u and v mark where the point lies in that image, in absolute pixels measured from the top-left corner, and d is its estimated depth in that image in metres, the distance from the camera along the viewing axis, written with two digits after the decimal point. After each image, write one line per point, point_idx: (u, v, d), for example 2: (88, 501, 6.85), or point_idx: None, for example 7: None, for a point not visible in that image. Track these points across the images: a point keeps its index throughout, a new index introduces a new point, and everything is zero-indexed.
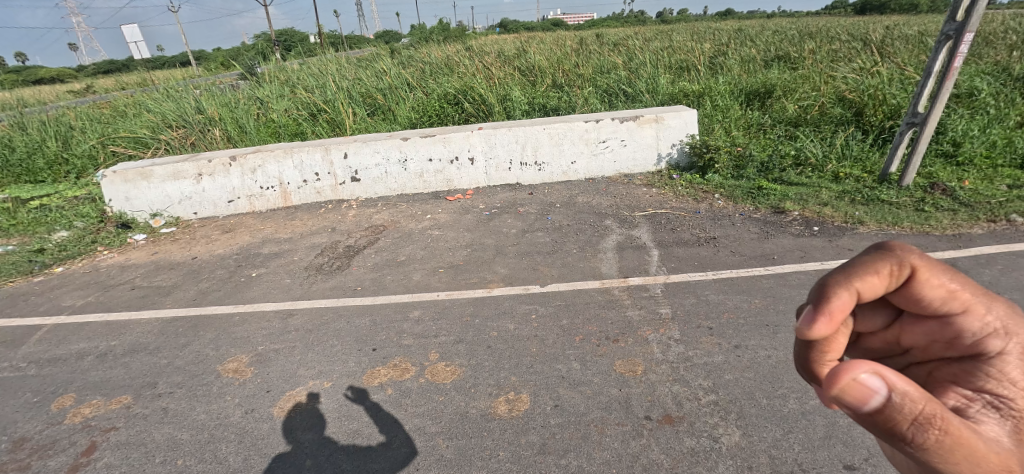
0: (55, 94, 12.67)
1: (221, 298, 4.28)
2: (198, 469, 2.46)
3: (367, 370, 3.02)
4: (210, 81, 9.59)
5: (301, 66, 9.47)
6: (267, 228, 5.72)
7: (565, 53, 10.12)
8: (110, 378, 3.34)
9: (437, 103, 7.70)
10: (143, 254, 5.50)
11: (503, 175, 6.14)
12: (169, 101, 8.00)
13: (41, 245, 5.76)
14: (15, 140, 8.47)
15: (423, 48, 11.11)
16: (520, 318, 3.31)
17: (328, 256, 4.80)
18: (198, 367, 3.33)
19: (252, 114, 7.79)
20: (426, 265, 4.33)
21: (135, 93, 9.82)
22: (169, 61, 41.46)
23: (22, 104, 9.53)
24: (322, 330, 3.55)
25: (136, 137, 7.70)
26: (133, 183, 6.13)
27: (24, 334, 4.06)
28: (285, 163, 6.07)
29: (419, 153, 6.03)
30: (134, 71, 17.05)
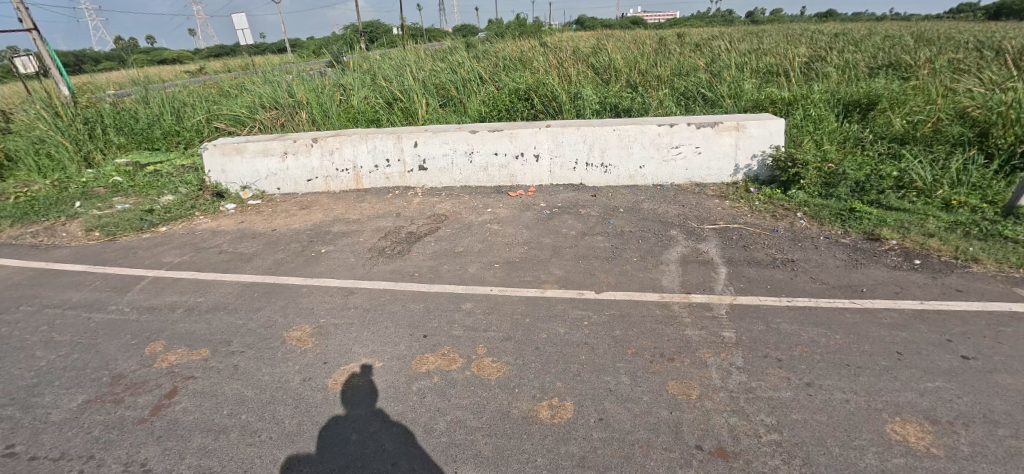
0: (174, 73, 14.25)
1: (293, 270, 4.58)
2: (257, 426, 2.65)
3: (416, 356, 3.10)
4: (302, 67, 10.29)
5: (382, 57, 9.92)
6: (338, 208, 6.05)
7: (643, 53, 9.77)
8: (194, 331, 3.69)
9: (508, 98, 7.73)
10: (232, 222, 6.03)
11: (568, 175, 6.05)
12: (265, 85, 8.70)
13: (151, 206, 6.50)
14: (139, 112, 9.62)
15: (499, 43, 11.22)
16: (572, 323, 3.24)
17: (391, 240, 4.98)
18: (267, 332, 3.59)
19: (335, 100, 8.27)
20: (482, 259, 4.36)
21: (239, 75, 10.77)
22: (269, 47, 45.40)
23: (148, 81, 10.81)
24: (379, 311, 3.69)
25: (235, 115, 8.46)
26: (229, 157, 6.73)
27: (131, 283, 4.60)
28: (360, 148, 6.38)
29: (485, 147, 6.09)
30: (239, 56, 18.81)
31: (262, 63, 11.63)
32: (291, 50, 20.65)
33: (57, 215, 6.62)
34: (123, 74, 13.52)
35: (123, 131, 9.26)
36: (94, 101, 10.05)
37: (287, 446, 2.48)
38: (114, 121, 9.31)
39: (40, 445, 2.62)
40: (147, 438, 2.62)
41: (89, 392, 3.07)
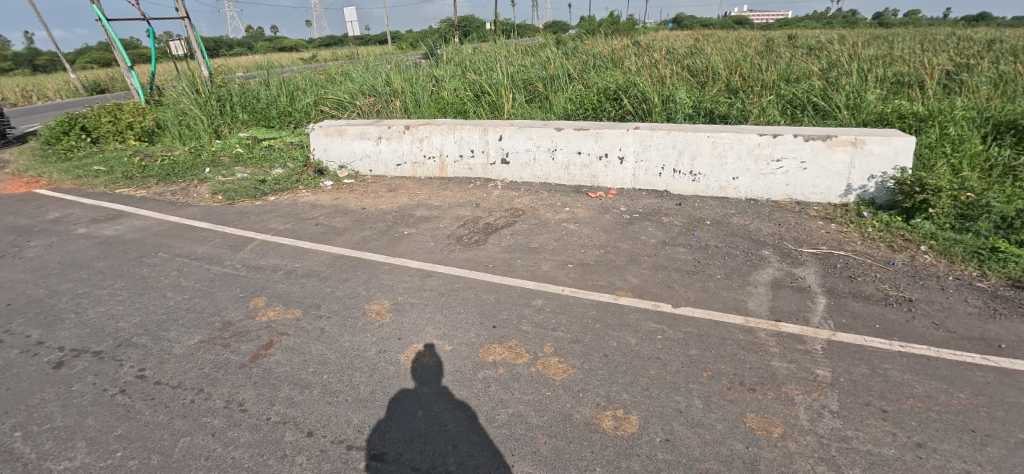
0: (290, 59, 15.77)
1: (377, 247, 4.89)
2: (336, 388, 2.88)
3: (484, 345, 3.17)
4: (400, 57, 10.88)
5: (474, 51, 10.20)
6: (423, 193, 6.34)
7: (745, 55, 9.09)
8: (289, 292, 4.08)
9: (596, 96, 7.54)
10: (328, 198, 6.56)
11: (652, 180, 5.83)
12: (367, 73, 9.33)
13: (264, 177, 7.27)
14: (261, 91, 10.78)
15: (589, 40, 11.05)
16: (644, 335, 3.12)
17: (468, 229, 5.13)
18: (350, 302, 3.87)
19: (427, 90, 8.66)
20: (556, 258, 4.35)
21: (344, 63, 11.65)
22: (373, 39, 48.74)
23: (270, 65, 12.09)
24: (452, 296, 3.82)
25: (338, 100, 9.19)
26: (331, 138, 7.34)
27: (242, 244, 5.19)
28: (448, 138, 6.63)
29: (569, 145, 6.04)
30: (345, 47, 20.41)
31: (365, 52, 12.48)
32: (390, 42, 22.01)
33: (191, 178, 7.68)
34: (250, 59, 15.24)
35: (246, 109, 10.43)
36: (227, 81, 11.43)
37: (361, 411, 2.68)
38: (240, 100, 10.52)
39: (164, 372, 3.11)
40: (246, 382, 2.98)
41: (203, 334, 3.53)
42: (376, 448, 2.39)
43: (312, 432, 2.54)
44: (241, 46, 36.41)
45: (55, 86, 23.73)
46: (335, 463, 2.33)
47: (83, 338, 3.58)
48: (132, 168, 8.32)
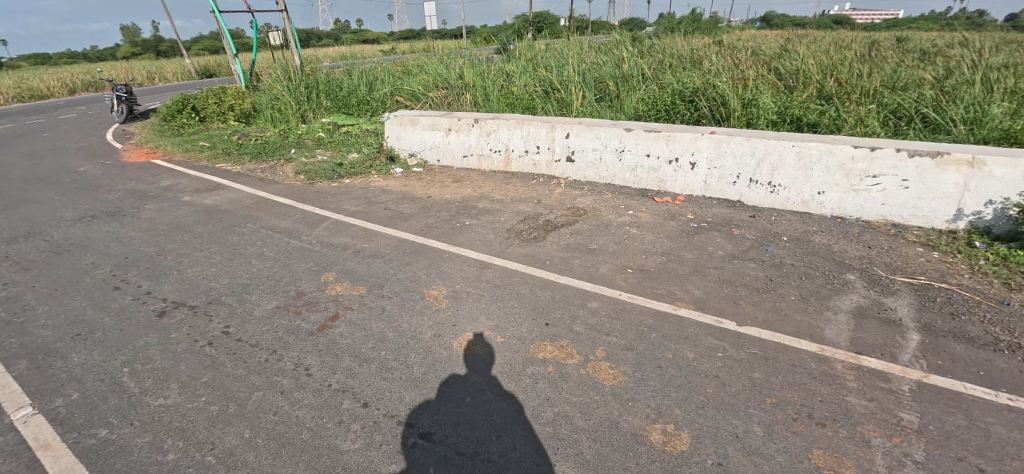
0: (372, 51, 16.60)
1: (439, 235, 5.04)
2: (392, 365, 3.03)
3: (535, 341, 3.18)
4: (474, 52, 11.10)
5: (547, 47, 10.18)
6: (486, 186, 6.44)
7: (843, 58, 8.31)
8: (357, 270, 4.33)
9: (669, 97, 7.17)
10: (397, 184, 6.86)
11: (725, 188, 5.52)
12: (442, 66, 9.62)
13: (342, 161, 7.75)
14: (343, 79, 11.45)
15: (667, 39, 10.63)
16: (704, 351, 2.98)
17: (529, 225, 5.15)
18: (411, 285, 4.04)
19: (498, 85, 8.76)
20: (616, 261, 4.24)
21: (421, 56, 12.08)
22: (449, 33, 50.11)
23: (354, 56, 12.80)
24: (507, 290, 3.87)
25: (413, 91, 9.56)
26: (404, 127, 7.67)
27: (318, 221, 5.57)
28: (515, 133, 6.69)
29: (638, 146, 5.86)
30: (422, 41, 21.16)
31: (441, 46, 12.87)
32: (465, 37, 22.53)
33: (278, 158, 8.35)
34: (336, 50, 16.25)
35: (330, 96, 11.13)
36: (315, 69, 12.27)
37: (413, 390, 2.80)
38: (325, 87, 11.24)
39: (244, 333, 3.43)
40: (314, 349, 3.22)
41: (279, 301, 3.85)
42: (424, 428, 2.52)
43: (367, 404, 2.72)
44: (329, 38, 38.91)
45: (173, 70, 26.75)
46: (385, 437, 2.48)
47: (182, 293, 4.05)
48: (231, 145, 9.20)
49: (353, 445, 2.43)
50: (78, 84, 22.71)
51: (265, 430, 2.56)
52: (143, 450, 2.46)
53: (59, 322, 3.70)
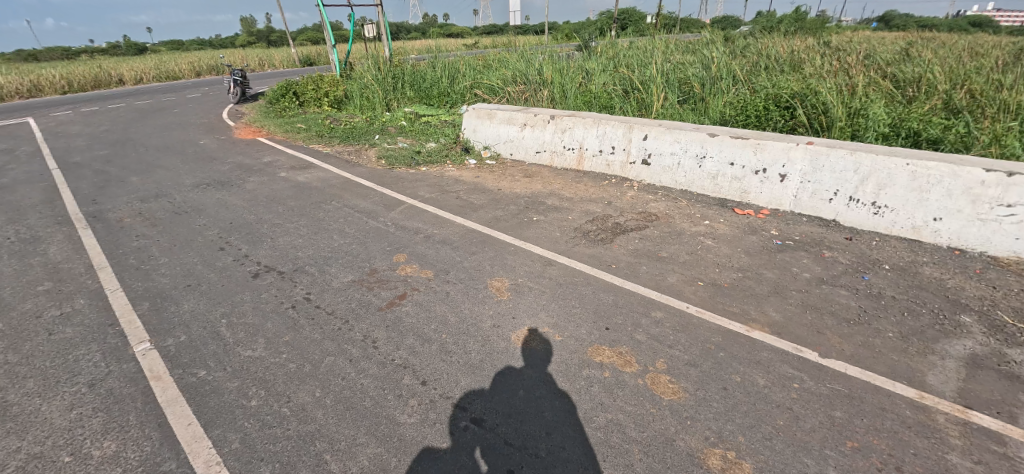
0: (456, 45, 17.12)
1: (506, 228, 5.11)
2: (451, 348, 3.13)
3: (594, 344, 3.14)
4: (555, 48, 11.06)
5: (629, 46, 9.90)
6: (556, 183, 6.42)
7: (978, 67, 7.23)
8: (426, 254, 4.51)
9: (762, 103, 6.62)
10: (470, 175, 7.05)
11: (818, 205, 5.03)
12: (521, 62, 9.69)
13: (420, 149, 8.11)
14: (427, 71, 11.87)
15: (763, 39, 9.89)
16: (777, 378, 2.77)
17: (597, 226, 5.06)
18: (475, 274, 4.14)
19: (576, 83, 8.60)
20: (686, 272, 4.06)
21: (503, 51, 12.25)
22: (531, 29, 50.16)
23: (439, 48, 13.27)
24: (569, 289, 3.84)
25: (491, 86, 9.74)
26: (482, 120, 7.87)
27: (395, 205, 5.87)
28: (590, 132, 6.60)
29: (722, 153, 5.54)
30: (505, 35, 21.42)
31: (523, 42, 12.96)
32: (548, 33, 22.50)
33: (363, 143, 8.91)
34: (423, 43, 16.95)
35: (414, 87, 11.65)
36: (402, 61, 12.88)
37: (469, 376, 2.88)
38: (410, 78, 11.77)
39: (322, 302, 3.72)
40: (381, 324, 3.41)
41: (355, 276, 4.11)
42: (477, 414, 2.59)
43: (425, 382, 2.84)
44: (418, 32, 40.62)
45: (281, 59, 29.36)
46: (439, 417, 2.59)
47: (273, 259, 4.47)
48: (323, 128, 9.96)
49: (410, 419, 2.57)
50: (203, 67, 25.65)
51: (333, 393, 2.78)
52: (232, 394, 2.79)
53: (175, 273, 4.25)
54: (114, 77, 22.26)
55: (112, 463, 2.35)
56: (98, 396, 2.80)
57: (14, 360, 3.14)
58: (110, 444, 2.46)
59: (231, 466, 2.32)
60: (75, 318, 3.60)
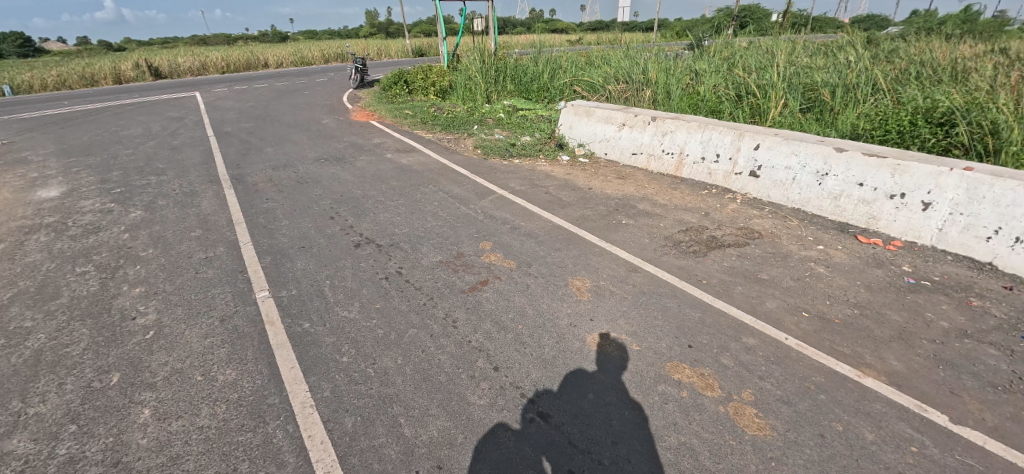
0: (560, 40, 17.09)
1: (592, 228, 5.02)
2: (526, 340, 3.18)
3: (673, 360, 2.99)
4: (663, 47, 10.55)
5: (749, 47, 9.13)
6: (650, 188, 6.16)
7: None
8: (511, 245, 4.60)
9: (907, 116, 5.73)
10: (562, 171, 7.02)
11: (970, 244, 4.17)
12: (626, 59, 9.41)
13: (515, 142, 8.28)
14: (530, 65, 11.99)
15: (918, 43, 8.51)
16: (888, 436, 2.43)
17: (690, 236, 4.78)
18: (557, 270, 4.14)
19: (682, 84, 8.16)
20: (789, 298, 3.67)
21: (607, 48, 11.96)
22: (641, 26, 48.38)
23: (544, 44, 13.34)
24: (652, 298, 3.68)
25: (592, 83, 9.59)
26: (580, 117, 7.81)
27: (486, 194, 6.05)
28: (694, 137, 6.21)
29: (848, 172, 4.87)
30: (612, 32, 20.87)
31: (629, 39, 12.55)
32: (658, 31, 21.51)
33: (462, 132, 9.28)
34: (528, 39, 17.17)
35: (514, 80, 11.82)
36: (507, 54, 13.16)
37: (541, 370, 2.90)
38: (512, 71, 11.95)
39: (411, 277, 3.97)
40: (461, 306, 3.56)
41: (442, 257, 4.33)
42: (544, 408, 2.61)
43: (498, 369, 2.92)
44: (524, 26, 41.10)
45: (397, 49, 31.53)
46: (508, 404, 2.65)
47: (373, 232, 4.85)
48: (427, 116, 10.54)
49: (479, 401, 2.67)
50: (331, 55, 28.42)
51: (413, 363, 2.96)
52: (328, 348, 3.10)
53: (292, 234, 4.81)
54: (261, 60, 25.54)
55: (231, 388, 2.77)
56: (225, 330, 3.28)
57: (170, 290, 3.80)
58: (231, 373, 2.89)
59: (321, 412, 2.60)
60: (215, 262, 4.24)
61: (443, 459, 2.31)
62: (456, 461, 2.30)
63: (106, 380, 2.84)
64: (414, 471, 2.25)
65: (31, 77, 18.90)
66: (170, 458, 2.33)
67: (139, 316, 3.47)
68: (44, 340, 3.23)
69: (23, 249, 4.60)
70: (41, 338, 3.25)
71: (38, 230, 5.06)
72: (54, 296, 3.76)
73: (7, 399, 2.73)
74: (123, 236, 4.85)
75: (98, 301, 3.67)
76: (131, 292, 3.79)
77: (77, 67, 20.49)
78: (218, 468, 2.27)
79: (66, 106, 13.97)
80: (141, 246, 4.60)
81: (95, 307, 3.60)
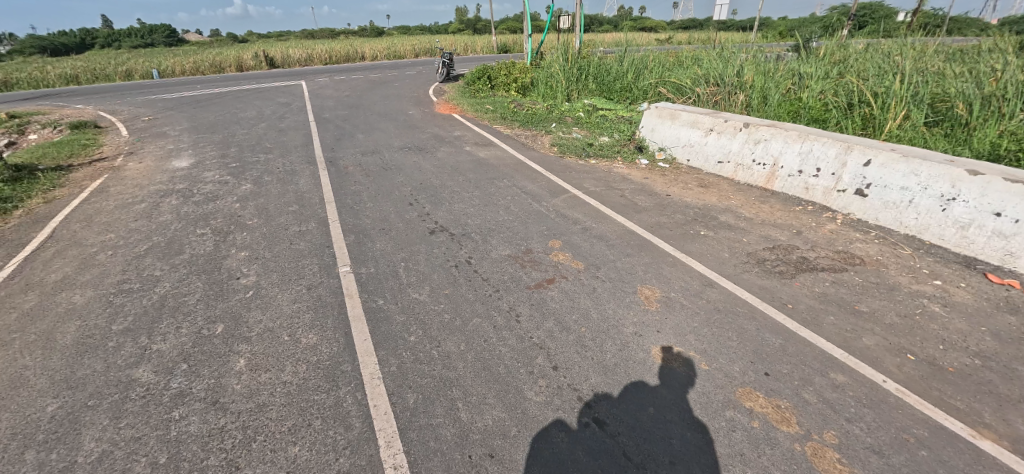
0: (648, 40, 16.48)
1: (667, 236, 4.81)
2: (588, 343, 3.13)
3: (746, 386, 2.79)
4: (763, 48, 9.77)
5: (865, 50, 8.20)
6: (735, 199, 5.77)
7: None
8: (580, 246, 4.55)
9: None
10: (639, 175, 6.81)
11: None
12: (719, 60, 8.87)
13: (593, 142, 8.16)
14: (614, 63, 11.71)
15: None
16: None
17: (776, 254, 4.41)
18: (626, 276, 4.02)
19: (782, 88, 7.54)
20: (891, 334, 3.27)
21: (699, 48, 11.33)
22: (738, 25, 45.31)
23: (632, 43, 12.96)
24: (727, 316, 3.46)
25: (679, 84, 9.16)
26: (664, 120, 7.51)
27: (560, 192, 6.02)
28: (791, 147, 5.69)
29: (983, 198, 4.10)
30: (707, 31, 19.72)
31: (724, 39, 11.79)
32: (758, 31, 20.01)
33: (540, 129, 9.30)
34: (615, 38, 16.76)
35: (597, 79, 11.60)
36: (592, 53, 12.97)
37: (601, 375, 2.85)
38: (595, 69, 11.73)
39: (480, 268, 4.07)
40: (525, 301, 3.58)
41: (511, 251, 4.39)
42: (601, 415, 2.57)
43: (557, 368, 2.91)
44: (612, 24, 40.11)
45: (483, 46, 32.28)
46: (564, 405, 2.64)
47: (447, 221, 5.03)
48: (507, 111, 10.69)
49: (536, 397, 2.68)
50: (421, 50, 29.71)
51: (475, 351, 3.04)
52: (398, 326, 3.27)
53: (375, 216, 5.13)
54: (359, 53, 27.37)
55: (312, 351, 3.02)
56: (311, 298, 3.59)
57: (269, 256, 4.23)
58: (313, 337, 3.15)
59: (387, 385, 2.75)
60: (307, 236, 4.65)
61: (495, 449, 2.36)
62: (508, 453, 2.34)
63: (213, 329, 3.24)
64: (467, 456, 2.32)
65: (174, 64, 21.86)
66: (258, 405, 2.60)
67: (242, 277, 3.90)
68: (168, 288, 3.75)
69: (158, 209, 5.36)
70: (166, 286, 3.78)
71: (170, 195, 5.86)
72: (178, 252, 4.34)
73: (137, 334, 3.20)
74: (235, 205, 5.47)
75: (211, 260, 4.18)
76: (237, 255, 4.27)
77: (209, 56, 23.36)
78: (295, 422, 2.50)
79: (199, 89, 16.01)
80: (248, 215, 5.16)
81: (208, 264, 4.11)
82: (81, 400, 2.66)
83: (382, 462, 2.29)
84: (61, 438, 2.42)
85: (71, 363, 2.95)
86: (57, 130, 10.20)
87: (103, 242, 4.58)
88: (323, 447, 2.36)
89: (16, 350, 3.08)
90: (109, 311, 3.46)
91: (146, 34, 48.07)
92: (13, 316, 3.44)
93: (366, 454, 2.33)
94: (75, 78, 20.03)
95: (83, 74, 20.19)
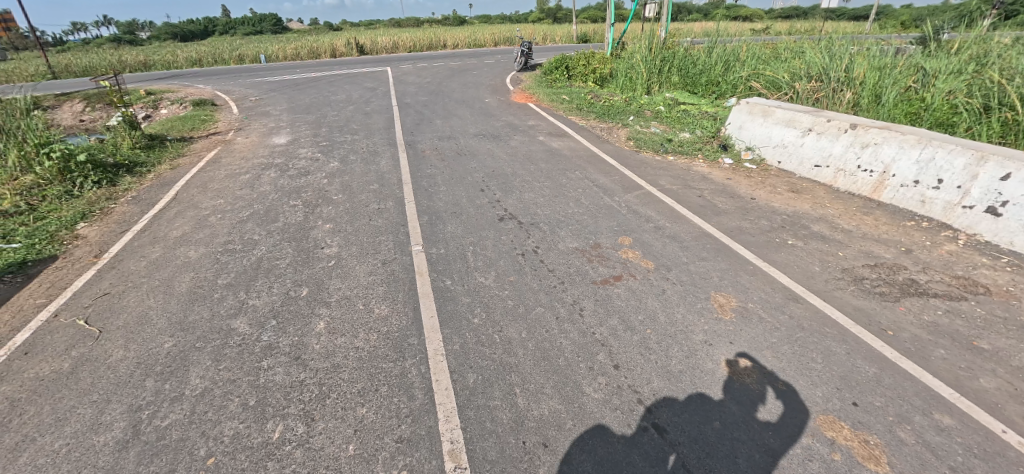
0: (743, 30, 15.22)
1: (748, 242, 4.50)
2: (653, 346, 3.02)
3: (829, 415, 2.55)
4: (879, 40, 8.68)
5: (1014, 45, 7.01)
6: (832, 207, 5.24)
7: None
8: (651, 244, 4.39)
9: None
10: (720, 174, 6.42)
11: None
12: (825, 53, 8.01)
13: (672, 137, 7.81)
14: (702, 54, 11.00)
15: None
16: None
17: (877, 272, 3.95)
18: (699, 280, 3.81)
19: (900, 86, 6.67)
20: (1017, 379, 2.81)
21: (801, 40, 10.30)
22: (849, 13, 40.92)
23: (724, 32, 12.10)
24: (811, 335, 3.18)
25: (773, 79, 8.47)
26: (755, 117, 7.00)
27: (633, 188, 5.82)
28: (907, 153, 5.02)
29: None
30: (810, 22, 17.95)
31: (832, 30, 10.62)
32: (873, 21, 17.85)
33: (617, 121, 9.04)
34: (704, 27, 15.73)
35: (681, 71, 10.97)
36: (677, 43, 12.30)
37: (664, 381, 2.75)
38: (680, 61, 11.10)
39: (547, 258, 4.07)
40: (589, 296, 3.53)
41: (579, 245, 4.33)
42: (661, 421, 2.48)
43: (618, 367, 2.84)
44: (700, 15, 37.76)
45: (563, 36, 31.80)
46: (622, 406, 2.58)
47: (516, 210, 5.07)
48: (583, 102, 10.50)
49: (595, 394, 2.64)
50: (501, 39, 29.81)
51: (536, 339, 3.06)
52: (463, 307, 3.37)
53: (448, 200, 5.29)
54: (442, 42, 28.19)
55: (383, 322, 3.20)
56: (385, 272, 3.80)
57: (350, 230, 4.52)
58: (385, 309, 3.34)
59: (450, 362, 2.85)
60: (385, 214, 4.91)
61: (549, 439, 2.37)
62: (561, 444, 2.35)
63: (299, 291, 3.54)
64: (521, 441, 2.36)
65: (279, 49, 23.89)
66: (333, 365, 2.81)
67: (326, 246, 4.22)
68: (264, 252, 4.15)
69: (259, 181, 5.93)
70: (263, 250, 4.18)
71: (269, 168, 6.45)
72: (274, 220, 4.78)
73: (237, 289, 3.59)
74: (323, 181, 5.90)
75: (301, 230, 4.56)
76: (323, 227, 4.61)
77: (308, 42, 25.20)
78: (364, 385, 2.67)
79: (298, 72, 17.35)
80: (334, 191, 5.55)
81: (299, 233, 4.48)
82: (191, 341, 3.04)
83: (439, 435, 2.38)
84: (173, 371, 2.79)
85: (185, 309, 3.37)
86: (183, 106, 11.57)
87: (215, 206, 5.16)
88: (388, 412, 2.51)
89: (143, 292, 3.58)
90: (216, 267, 3.90)
91: (257, 23, 52.75)
92: (143, 264, 3.99)
93: (426, 424, 2.44)
94: (199, 60, 22.68)
95: (206, 58, 22.82)
